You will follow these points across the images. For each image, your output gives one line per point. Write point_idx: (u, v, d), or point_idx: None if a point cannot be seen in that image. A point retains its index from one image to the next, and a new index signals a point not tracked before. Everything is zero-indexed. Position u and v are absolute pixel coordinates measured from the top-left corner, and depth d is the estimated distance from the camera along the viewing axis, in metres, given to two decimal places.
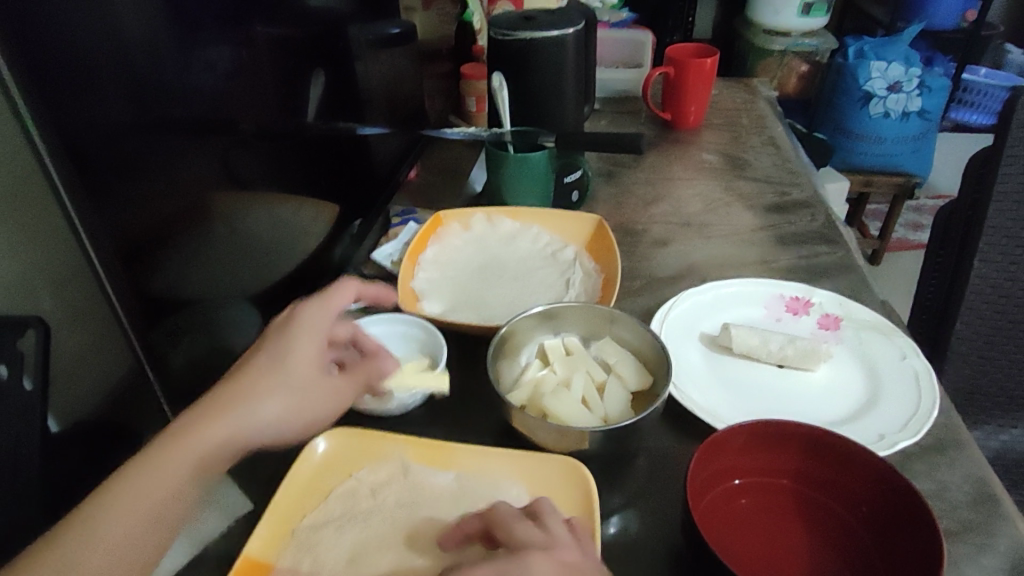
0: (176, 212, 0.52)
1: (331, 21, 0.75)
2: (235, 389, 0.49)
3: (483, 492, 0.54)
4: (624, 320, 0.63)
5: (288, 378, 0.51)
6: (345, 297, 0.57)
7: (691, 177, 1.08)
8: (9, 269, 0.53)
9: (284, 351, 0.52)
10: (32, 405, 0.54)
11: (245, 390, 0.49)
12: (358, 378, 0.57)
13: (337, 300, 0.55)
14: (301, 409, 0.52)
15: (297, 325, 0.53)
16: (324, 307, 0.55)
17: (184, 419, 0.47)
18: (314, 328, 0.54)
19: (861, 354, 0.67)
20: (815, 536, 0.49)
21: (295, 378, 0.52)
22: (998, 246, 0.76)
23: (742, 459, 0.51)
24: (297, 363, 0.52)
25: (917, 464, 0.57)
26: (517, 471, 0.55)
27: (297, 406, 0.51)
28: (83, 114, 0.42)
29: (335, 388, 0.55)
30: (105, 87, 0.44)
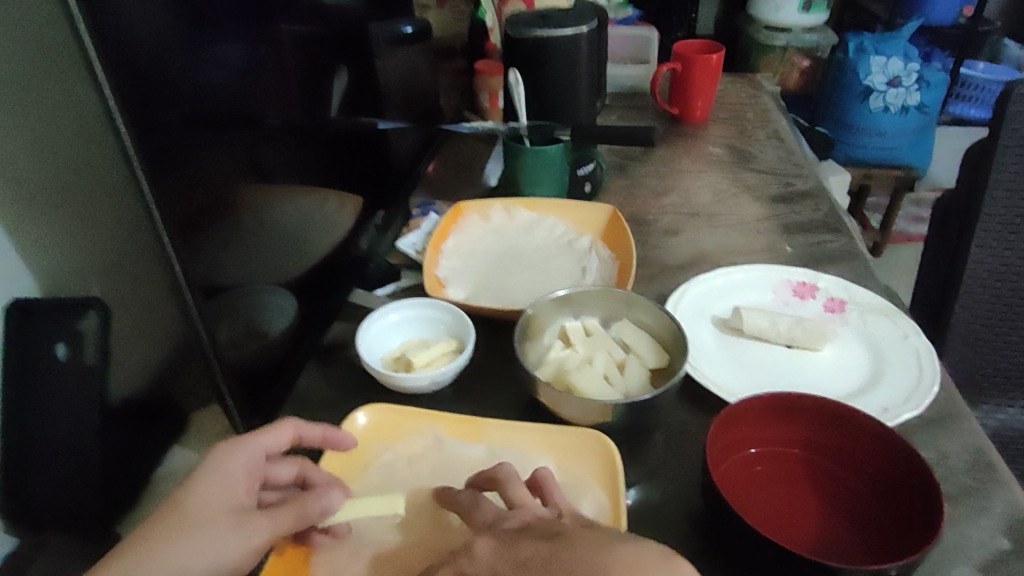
0: (209, 201, 0.53)
1: (353, 20, 0.78)
2: (139, 538, 0.46)
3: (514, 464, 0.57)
4: (641, 303, 0.67)
5: (193, 520, 0.46)
6: (274, 437, 0.52)
7: (699, 169, 1.12)
8: (67, 251, 0.57)
9: (188, 493, 0.48)
10: (92, 380, 0.58)
11: (151, 541, 0.45)
12: (288, 517, 0.48)
13: (263, 437, 0.51)
14: (206, 548, 0.45)
15: (212, 469, 0.49)
16: (240, 447, 0.50)
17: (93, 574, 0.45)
18: (227, 470, 0.49)
19: (866, 335, 0.71)
20: (826, 499, 0.53)
21: (203, 517, 0.47)
22: (994, 233, 0.80)
23: (756, 429, 0.55)
24: (204, 500, 0.47)
25: (919, 435, 0.61)
26: (545, 444, 0.58)
27: (201, 550, 0.45)
28: (135, 92, 0.44)
29: (248, 529, 0.47)
30: (147, 71, 0.45)
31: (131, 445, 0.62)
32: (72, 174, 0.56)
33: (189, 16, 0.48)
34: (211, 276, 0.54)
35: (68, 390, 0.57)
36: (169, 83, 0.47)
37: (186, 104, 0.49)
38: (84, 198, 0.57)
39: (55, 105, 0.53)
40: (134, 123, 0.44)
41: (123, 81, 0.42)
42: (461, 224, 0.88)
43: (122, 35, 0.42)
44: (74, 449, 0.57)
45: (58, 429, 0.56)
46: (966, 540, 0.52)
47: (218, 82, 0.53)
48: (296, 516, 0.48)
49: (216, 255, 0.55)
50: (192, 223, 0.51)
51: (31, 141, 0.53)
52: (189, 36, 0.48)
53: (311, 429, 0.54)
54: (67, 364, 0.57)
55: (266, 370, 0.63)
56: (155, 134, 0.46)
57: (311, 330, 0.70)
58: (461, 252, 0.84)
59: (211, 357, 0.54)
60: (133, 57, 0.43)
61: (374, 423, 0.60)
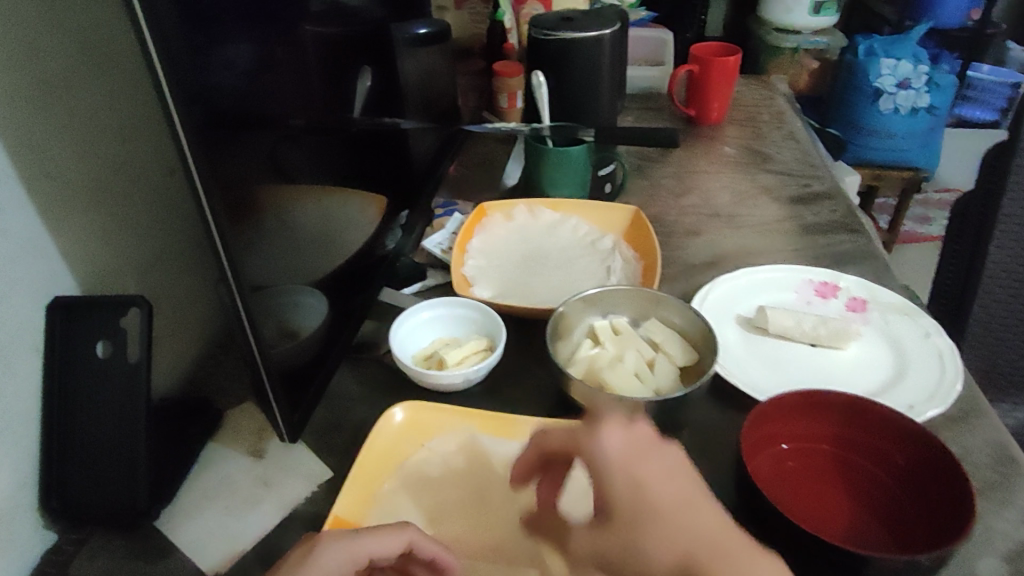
0: (246, 192, 0.53)
1: (377, 22, 0.79)
2: None
3: None
4: (668, 302, 0.67)
5: None
6: (386, 541, 0.46)
7: (717, 170, 1.12)
8: (104, 248, 0.59)
9: None
10: (136, 377, 0.56)
11: None
12: None
13: (370, 541, 0.45)
14: None
15: (320, 563, 0.43)
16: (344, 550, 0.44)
17: None
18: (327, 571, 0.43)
19: (889, 334, 0.72)
20: (855, 491, 0.54)
21: None
22: (1011, 234, 0.81)
23: (786, 427, 0.56)
24: None
25: (944, 431, 0.62)
26: None
27: None
28: (184, 71, 0.44)
29: None
30: (194, 56, 0.46)
31: (170, 444, 0.60)
32: (112, 173, 0.58)
33: (231, 18, 0.50)
34: (255, 272, 0.56)
35: (112, 388, 0.55)
36: (208, 69, 0.47)
37: (227, 93, 0.50)
38: (124, 197, 0.60)
39: (98, 112, 0.56)
40: (187, 115, 0.45)
41: (174, 62, 0.43)
42: (485, 224, 0.89)
43: (177, 24, 0.43)
44: (121, 451, 0.55)
45: (99, 430, 0.55)
46: (991, 531, 0.53)
47: (257, 82, 0.54)
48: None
49: (257, 250, 0.56)
50: (235, 212, 0.52)
51: (72, 141, 0.54)
52: (231, 39, 0.50)
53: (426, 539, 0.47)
54: (110, 361, 0.56)
55: (300, 368, 0.63)
56: (207, 129, 0.47)
57: (342, 328, 0.71)
58: (486, 252, 0.85)
59: (252, 350, 0.56)
60: (187, 55, 0.45)
61: (412, 417, 0.61)
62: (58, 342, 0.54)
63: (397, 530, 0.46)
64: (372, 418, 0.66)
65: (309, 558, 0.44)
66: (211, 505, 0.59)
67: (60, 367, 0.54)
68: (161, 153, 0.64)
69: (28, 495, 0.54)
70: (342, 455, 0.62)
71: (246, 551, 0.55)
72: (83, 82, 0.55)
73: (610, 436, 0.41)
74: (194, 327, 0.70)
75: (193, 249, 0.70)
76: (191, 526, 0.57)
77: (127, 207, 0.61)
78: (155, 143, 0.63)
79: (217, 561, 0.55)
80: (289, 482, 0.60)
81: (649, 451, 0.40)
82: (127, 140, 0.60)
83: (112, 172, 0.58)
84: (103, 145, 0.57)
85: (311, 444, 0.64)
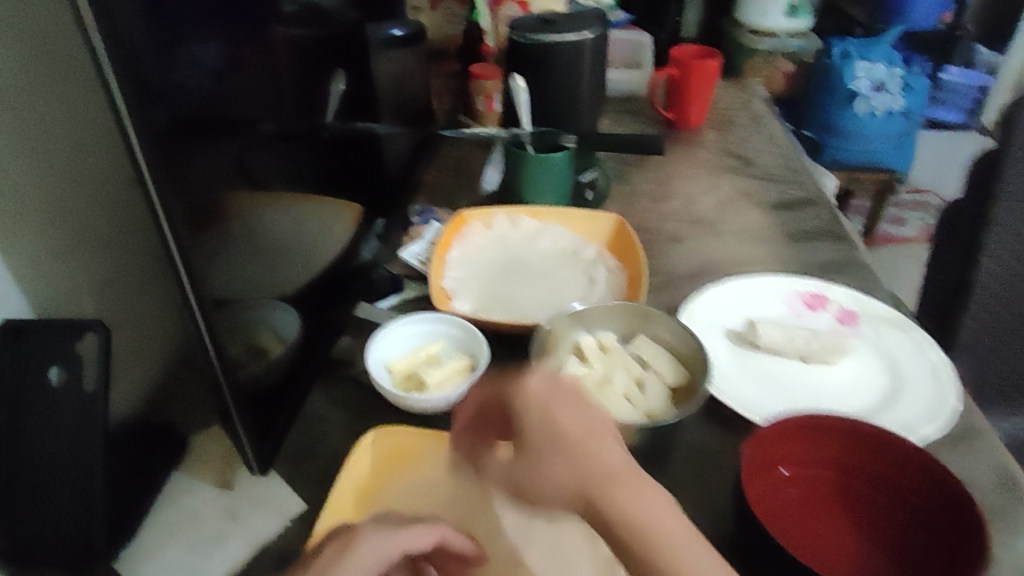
0: (210, 205, 0.50)
1: (351, 24, 0.75)
2: None
3: None
4: (657, 317, 0.65)
5: None
6: (421, 536, 0.47)
7: (698, 176, 1.11)
8: (57, 262, 0.54)
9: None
10: (92, 408, 0.50)
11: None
12: None
13: (409, 537, 0.47)
14: None
15: (359, 556, 0.44)
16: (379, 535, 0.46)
17: None
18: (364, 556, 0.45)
19: (880, 347, 0.70)
20: (860, 523, 0.51)
21: None
22: (1005, 244, 0.79)
23: (788, 452, 0.53)
24: None
25: (945, 450, 0.61)
26: None
27: None
28: (142, 79, 0.41)
29: None
30: (153, 60, 0.42)
31: (129, 479, 0.55)
32: (68, 184, 0.54)
33: (196, 19, 0.46)
34: (218, 287, 0.52)
35: (67, 422, 0.50)
36: (169, 74, 0.44)
37: (190, 98, 0.46)
38: (79, 210, 0.55)
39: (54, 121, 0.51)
40: (144, 123, 0.41)
41: (131, 68, 0.40)
42: (464, 233, 0.86)
43: (134, 26, 0.40)
44: (75, 485, 0.50)
45: (52, 465, 0.50)
46: (1002, 559, 0.52)
47: (223, 86, 0.50)
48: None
49: (220, 262, 0.52)
50: (199, 226, 0.49)
51: (22, 150, 0.50)
52: (197, 38, 0.47)
53: (455, 535, 0.50)
54: (64, 390, 0.50)
55: (269, 390, 0.59)
56: (166, 131, 0.44)
57: (315, 347, 0.67)
58: (465, 263, 0.82)
59: (215, 372, 0.51)
60: (145, 52, 0.41)
61: (390, 444, 0.57)
62: (8, 368, 0.49)
63: (431, 528, 0.48)
64: (347, 442, 0.62)
65: (349, 549, 0.44)
66: (174, 541, 0.54)
67: (9, 395, 0.49)
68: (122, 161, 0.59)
69: None
70: (317, 484, 0.59)
71: None
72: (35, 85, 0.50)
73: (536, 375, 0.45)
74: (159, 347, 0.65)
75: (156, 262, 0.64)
76: (151, 565, 0.53)
77: (83, 220, 0.55)
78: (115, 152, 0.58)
79: None
80: (260, 514, 0.56)
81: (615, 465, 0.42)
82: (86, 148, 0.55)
83: (64, 187, 0.53)
84: (54, 156, 0.52)
85: (284, 472, 0.60)
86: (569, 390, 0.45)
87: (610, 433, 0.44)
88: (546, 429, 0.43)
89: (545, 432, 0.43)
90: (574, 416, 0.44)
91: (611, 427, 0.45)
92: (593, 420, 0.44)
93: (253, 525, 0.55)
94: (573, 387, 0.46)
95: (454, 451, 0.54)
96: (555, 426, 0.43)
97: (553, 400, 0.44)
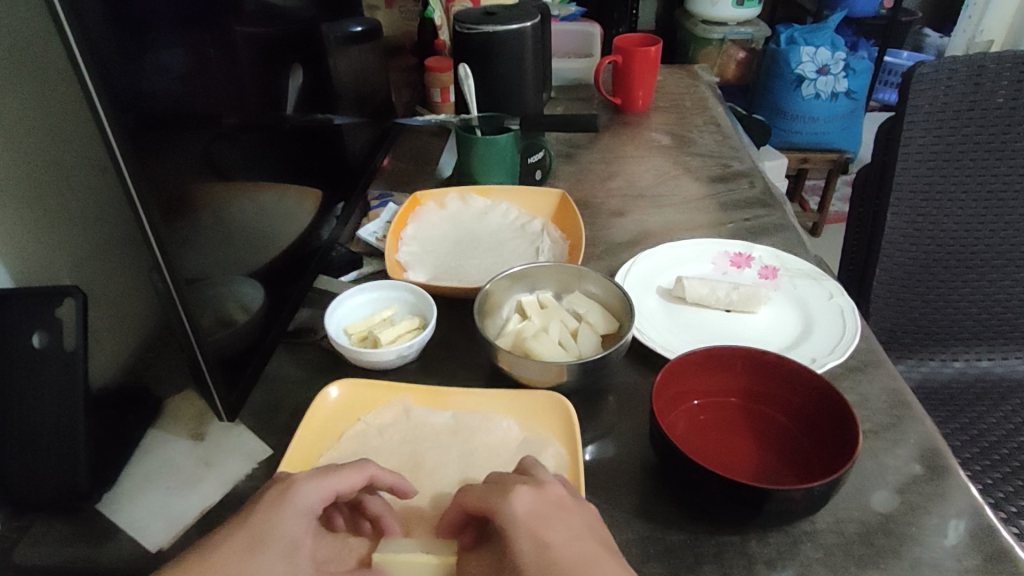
0: (179, 194, 0.55)
1: (307, 21, 0.81)
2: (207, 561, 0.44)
3: (477, 428, 0.60)
4: (591, 275, 0.72)
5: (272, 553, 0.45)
6: (351, 479, 0.50)
7: (643, 155, 1.18)
8: (39, 244, 0.59)
9: (274, 523, 0.46)
10: (73, 366, 0.55)
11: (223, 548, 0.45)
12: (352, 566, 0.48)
13: (340, 478, 0.49)
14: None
15: (301, 502, 0.47)
16: (326, 481, 0.48)
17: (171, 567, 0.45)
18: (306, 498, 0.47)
19: (795, 296, 0.78)
20: (761, 439, 0.59)
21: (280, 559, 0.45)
22: (907, 202, 0.90)
23: (697, 383, 0.61)
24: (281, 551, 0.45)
25: (845, 380, 0.68)
26: (507, 407, 0.61)
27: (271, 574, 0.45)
28: (113, 81, 0.46)
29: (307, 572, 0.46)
30: (122, 63, 0.47)
31: (109, 433, 0.61)
32: (43, 168, 0.59)
33: (159, 25, 0.51)
34: (191, 267, 0.58)
35: (49, 380, 0.55)
36: (138, 77, 0.49)
37: (157, 98, 0.51)
38: (53, 193, 0.60)
39: (27, 108, 0.57)
40: (118, 121, 0.47)
41: (102, 71, 0.45)
42: (419, 212, 0.92)
43: (103, 32, 0.45)
44: (60, 438, 0.55)
45: (41, 421, 0.55)
46: (885, 467, 0.59)
47: (188, 87, 0.56)
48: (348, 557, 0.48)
49: (191, 246, 0.58)
50: (169, 212, 0.54)
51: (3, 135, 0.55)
52: (163, 44, 0.52)
53: (385, 473, 0.52)
54: (45, 352, 0.55)
55: (236, 355, 0.65)
56: (138, 128, 0.49)
57: (280, 314, 0.73)
58: (419, 238, 0.88)
59: (190, 342, 0.57)
60: (112, 58, 0.46)
61: (349, 394, 0.63)
62: None
63: (360, 469, 0.50)
64: (310, 397, 0.69)
65: (292, 495, 0.47)
66: (154, 485, 0.59)
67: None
68: (91, 150, 0.65)
69: None
70: (282, 434, 0.64)
71: (190, 523, 0.56)
72: (12, 76, 0.55)
73: (520, 498, 0.46)
74: (132, 321, 0.71)
75: (126, 244, 0.70)
76: (135, 505, 0.57)
77: (59, 202, 0.61)
78: (84, 143, 0.64)
79: (161, 536, 0.55)
80: (230, 461, 0.61)
81: (554, 514, 0.45)
82: (57, 136, 0.60)
83: (40, 171, 0.59)
84: (29, 141, 0.57)
85: (252, 426, 0.65)
86: (552, 503, 0.46)
87: (561, 504, 0.46)
88: (541, 551, 0.43)
89: (536, 554, 0.43)
90: (561, 533, 0.44)
91: (563, 497, 0.47)
92: (583, 536, 0.45)
93: (224, 470, 0.60)
94: (558, 498, 0.47)
95: (408, 429, 0.61)
96: (545, 545, 0.43)
97: (541, 521, 0.44)
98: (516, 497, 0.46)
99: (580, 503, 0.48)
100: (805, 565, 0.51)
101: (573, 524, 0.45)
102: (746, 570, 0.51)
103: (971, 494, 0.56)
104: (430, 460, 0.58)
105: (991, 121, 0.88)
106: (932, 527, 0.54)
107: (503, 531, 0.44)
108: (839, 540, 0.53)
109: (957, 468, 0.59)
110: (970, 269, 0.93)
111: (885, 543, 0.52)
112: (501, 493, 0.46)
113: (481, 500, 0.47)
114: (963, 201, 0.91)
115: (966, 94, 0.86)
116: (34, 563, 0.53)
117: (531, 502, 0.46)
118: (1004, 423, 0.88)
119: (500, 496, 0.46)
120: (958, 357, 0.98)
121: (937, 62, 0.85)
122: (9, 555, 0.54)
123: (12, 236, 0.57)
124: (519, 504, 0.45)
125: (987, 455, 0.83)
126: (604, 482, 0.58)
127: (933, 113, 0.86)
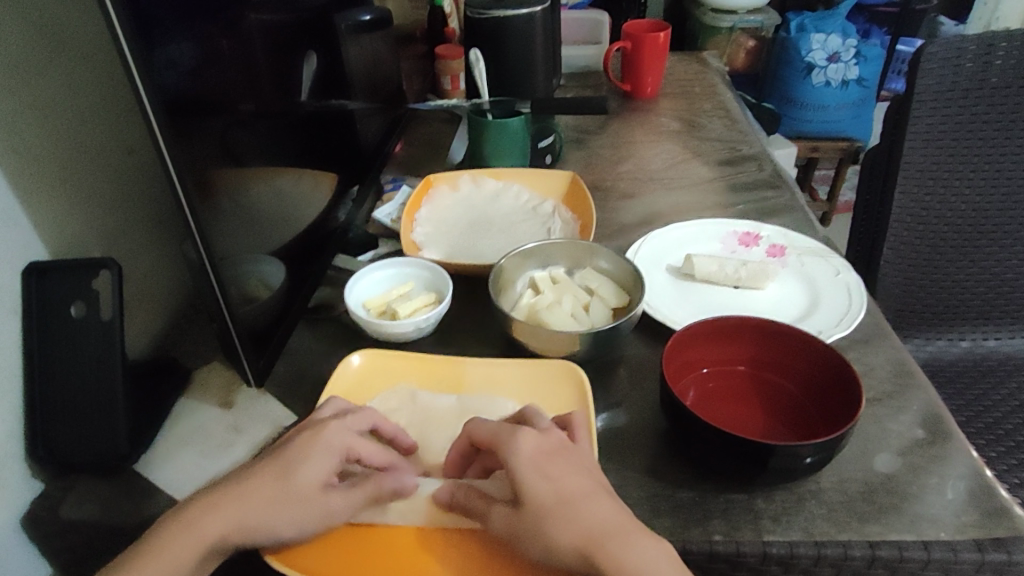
0: (208, 177, 0.58)
1: (321, 9, 0.83)
2: (235, 494, 0.49)
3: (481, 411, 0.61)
4: (602, 251, 0.73)
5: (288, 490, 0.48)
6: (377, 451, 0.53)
7: (653, 140, 1.19)
8: (78, 221, 0.62)
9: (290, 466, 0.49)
10: (110, 333, 0.58)
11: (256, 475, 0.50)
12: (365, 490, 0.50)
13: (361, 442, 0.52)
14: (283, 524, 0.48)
15: (326, 439, 0.51)
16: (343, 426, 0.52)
17: (209, 504, 0.48)
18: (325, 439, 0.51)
19: (801, 272, 0.79)
20: (767, 404, 0.61)
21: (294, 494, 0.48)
22: (914, 180, 0.91)
23: (706, 352, 0.63)
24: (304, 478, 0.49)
25: (850, 351, 0.70)
26: (517, 391, 0.63)
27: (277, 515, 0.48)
28: (151, 64, 0.49)
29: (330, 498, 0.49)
30: (158, 44, 0.50)
31: (145, 401, 0.63)
32: (77, 148, 0.61)
33: (184, 12, 0.54)
34: (221, 246, 0.60)
35: (85, 347, 0.58)
36: (169, 59, 0.52)
37: (186, 83, 0.54)
38: (87, 171, 0.63)
39: (61, 89, 0.59)
40: (156, 104, 0.50)
41: (142, 54, 0.48)
42: (432, 195, 0.94)
43: (142, 18, 0.48)
44: (98, 402, 0.58)
45: (81, 387, 0.58)
46: (888, 431, 0.60)
47: (203, 77, 0.57)
48: (374, 488, 0.50)
49: (218, 228, 0.60)
50: (201, 190, 0.57)
51: (41, 114, 0.57)
52: (171, 38, 0.52)
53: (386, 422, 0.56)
54: (85, 322, 0.58)
55: (261, 329, 0.67)
56: (171, 110, 0.52)
57: (299, 292, 0.75)
58: (434, 220, 0.90)
59: (221, 314, 0.60)
60: (149, 44, 0.49)
61: (369, 363, 0.65)
62: (35, 304, 0.56)
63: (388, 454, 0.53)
64: (331, 369, 0.71)
65: (320, 434, 0.51)
66: (188, 450, 0.62)
67: (37, 330, 0.56)
68: (118, 132, 0.67)
69: (15, 446, 0.56)
70: (305, 403, 0.67)
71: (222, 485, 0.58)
72: (44, 57, 0.57)
73: (526, 437, 0.49)
74: (158, 298, 0.73)
75: (154, 222, 0.73)
76: (172, 469, 0.60)
77: (92, 181, 0.63)
78: (112, 124, 0.66)
79: None
80: (258, 426, 0.64)
81: (558, 456, 0.49)
82: (88, 116, 0.63)
83: (72, 149, 0.61)
84: (60, 120, 0.59)
85: (277, 395, 0.68)
86: (556, 447, 0.50)
87: (567, 455, 0.49)
88: (546, 484, 0.47)
89: (544, 488, 0.47)
90: (565, 472, 0.48)
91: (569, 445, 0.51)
92: (579, 475, 0.48)
93: (251, 434, 0.63)
94: (558, 445, 0.50)
95: (415, 411, 0.61)
96: (551, 481, 0.47)
97: (546, 459, 0.48)
98: (524, 436, 0.49)
99: (571, 449, 0.50)
100: (810, 520, 0.53)
101: (575, 468, 0.49)
102: (753, 525, 0.53)
103: (971, 456, 0.58)
104: (448, 426, 0.60)
105: (1001, 99, 0.88)
106: (932, 485, 0.55)
107: (510, 463, 0.48)
108: (843, 497, 0.55)
109: (958, 432, 0.60)
110: (978, 248, 0.94)
111: (887, 500, 0.54)
112: (511, 431, 0.50)
113: (491, 436, 0.51)
114: (972, 179, 0.91)
115: (975, 74, 0.87)
116: (77, 520, 0.55)
117: (537, 442, 0.49)
118: (1008, 399, 0.89)
119: (509, 434, 0.50)
120: (965, 337, 0.99)
121: (946, 41, 0.87)
122: (55, 512, 0.56)
123: (53, 210, 0.59)
124: (527, 441, 0.49)
125: (991, 429, 0.85)
126: (616, 445, 0.60)
127: (941, 92, 0.88)
